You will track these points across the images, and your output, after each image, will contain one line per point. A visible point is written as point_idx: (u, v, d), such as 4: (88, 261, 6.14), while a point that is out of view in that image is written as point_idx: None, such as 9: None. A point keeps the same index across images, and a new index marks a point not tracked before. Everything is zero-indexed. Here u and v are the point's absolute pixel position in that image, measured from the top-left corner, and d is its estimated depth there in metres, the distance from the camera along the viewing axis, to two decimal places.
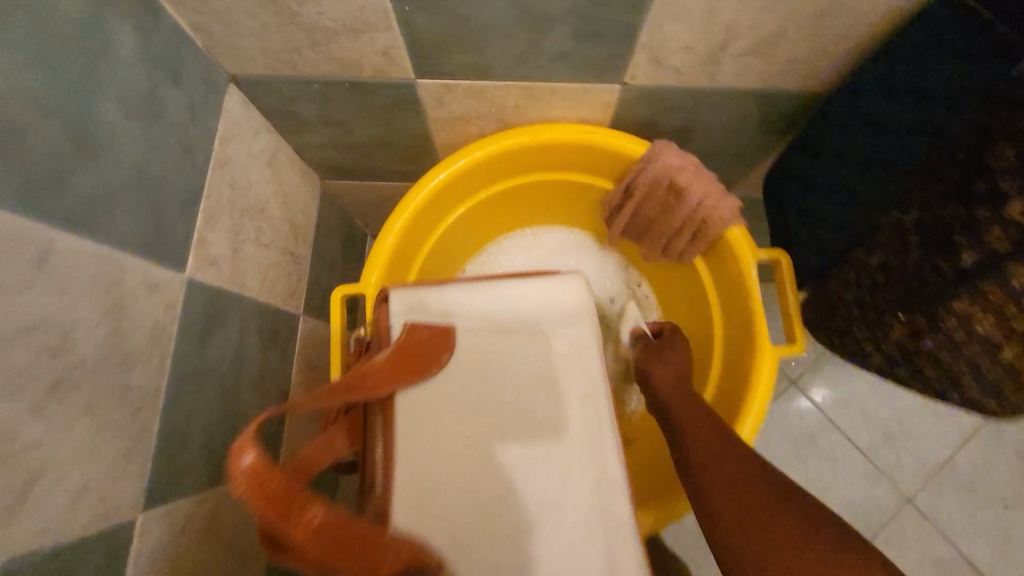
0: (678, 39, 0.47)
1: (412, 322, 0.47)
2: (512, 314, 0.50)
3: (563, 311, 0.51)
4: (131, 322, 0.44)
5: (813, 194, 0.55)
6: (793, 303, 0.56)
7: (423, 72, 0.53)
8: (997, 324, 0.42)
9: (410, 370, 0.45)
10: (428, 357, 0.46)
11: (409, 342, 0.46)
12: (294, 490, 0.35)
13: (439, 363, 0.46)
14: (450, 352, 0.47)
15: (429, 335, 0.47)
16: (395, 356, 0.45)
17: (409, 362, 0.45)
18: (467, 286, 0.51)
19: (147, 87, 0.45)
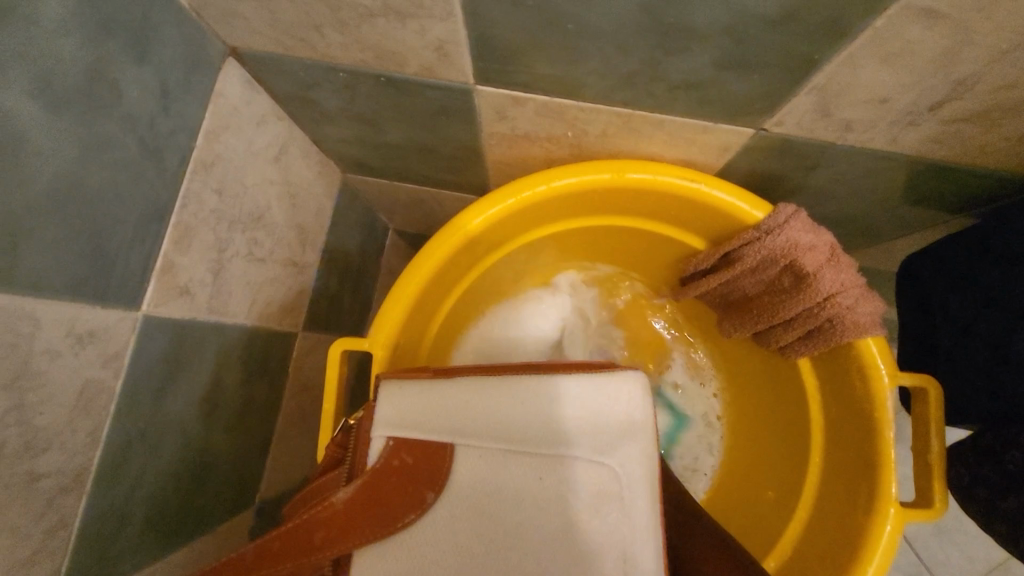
0: (873, 84, 0.31)
1: (401, 438, 0.35)
2: (541, 427, 0.36)
3: (619, 430, 0.37)
4: (47, 389, 0.32)
5: (995, 313, 0.39)
6: (938, 447, 0.42)
7: (486, 77, 0.38)
8: None
9: (369, 523, 0.32)
10: (402, 502, 0.33)
11: (381, 477, 0.33)
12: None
13: (419, 509, 0.33)
14: (436, 491, 0.34)
15: (414, 463, 0.34)
16: (359, 498, 0.33)
17: (373, 510, 0.33)
18: (483, 390, 0.37)
19: (94, 61, 0.31)
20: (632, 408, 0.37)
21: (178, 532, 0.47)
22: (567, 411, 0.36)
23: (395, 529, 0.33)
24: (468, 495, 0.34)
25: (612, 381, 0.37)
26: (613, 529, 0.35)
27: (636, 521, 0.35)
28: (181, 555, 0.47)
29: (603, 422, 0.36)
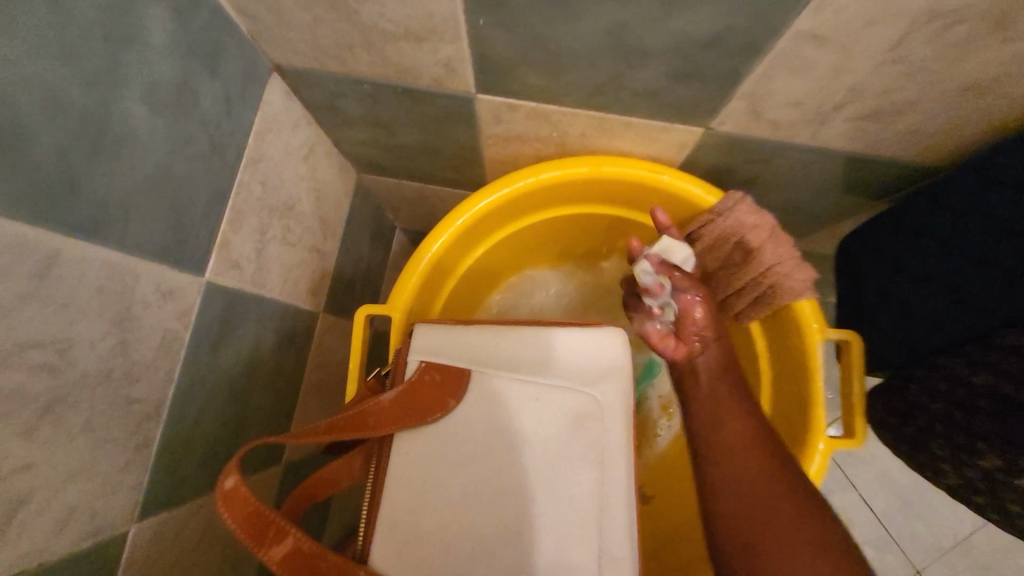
0: (786, 92, 0.40)
1: (430, 363, 0.46)
2: (536, 364, 0.46)
3: (602, 370, 0.46)
4: (140, 334, 0.40)
5: (904, 278, 0.49)
6: (858, 390, 0.50)
7: (485, 88, 0.47)
8: None
9: (409, 416, 0.43)
10: (432, 404, 0.44)
11: (416, 388, 0.44)
12: (268, 516, 0.35)
13: (443, 410, 0.45)
14: (457, 399, 0.45)
15: (440, 378, 0.45)
16: (401, 398, 0.44)
17: (413, 404, 0.44)
18: (495, 334, 0.48)
19: (181, 77, 0.40)
20: (616, 352, 0.46)
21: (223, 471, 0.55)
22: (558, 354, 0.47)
23: (427, 423, 0.44)
24: (477, 407, 0.45)
25: (597, 333, 0.47)
26: (588, 444, 0.44)
27: (608, 442, 0.44)
28: None
29: (591, 362, 0.46)
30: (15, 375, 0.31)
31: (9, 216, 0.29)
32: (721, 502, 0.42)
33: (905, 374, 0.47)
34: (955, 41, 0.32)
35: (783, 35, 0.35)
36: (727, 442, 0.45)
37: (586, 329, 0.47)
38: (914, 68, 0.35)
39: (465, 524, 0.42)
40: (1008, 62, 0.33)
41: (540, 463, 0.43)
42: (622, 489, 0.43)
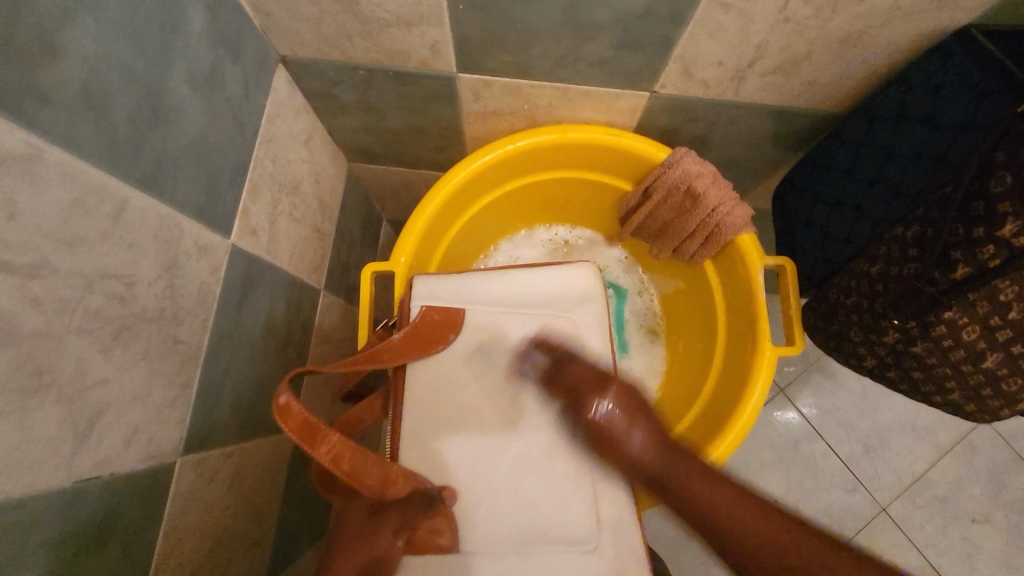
0: (710, 53, 0.50)
1: (429, 306, 0.53)
2: (522, 298, 0.56)
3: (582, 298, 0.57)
4: (184, 281, 0.47)
5: (821, 207, 0.59)
6: (795, 305, 0.59)
7: (465, 66, 0.56)
8: (944, 338, 0.44)
9: (419, 349, 0.51)
10: (436, 337, 0.52)
11: (421, 324, 0.52)
12: (318, 422, 0.42)
13: (445, 340, 0.52)
14: (457, 330, 0.53)
15: (441, 316, 0.52)
16: (411, 333, 0.51)
17: (423, 337, 0.51)
18: (493, 274, 0.56)
19: (212, 62, 0.47)
20: (590, 283, 0.58)
21: (248, 425, 0.61)
22: (539, 288, 0.57)
23: (434, 352, 0.51)
24: (483, 330, 0.53)
25: (572, 268, 0.58)
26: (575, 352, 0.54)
27: (589, 351, 0.54)
28: (249, 443, 0.61)
29: (572, 291, 0.57)
30: (98, 298, 0.38)
31: (94, 163, 0.36)
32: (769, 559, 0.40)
33: (833, 281, 0.55)
34: (825, 2, 0.43)
35: (701, 3, 0.44)
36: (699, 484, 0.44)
37: (565, 266, 0.58)
38: (800, 25, 0.45)
39: (477, 422, 0.49)
40: (867, 16, 0.44)
41: (540, 369, 0.52)
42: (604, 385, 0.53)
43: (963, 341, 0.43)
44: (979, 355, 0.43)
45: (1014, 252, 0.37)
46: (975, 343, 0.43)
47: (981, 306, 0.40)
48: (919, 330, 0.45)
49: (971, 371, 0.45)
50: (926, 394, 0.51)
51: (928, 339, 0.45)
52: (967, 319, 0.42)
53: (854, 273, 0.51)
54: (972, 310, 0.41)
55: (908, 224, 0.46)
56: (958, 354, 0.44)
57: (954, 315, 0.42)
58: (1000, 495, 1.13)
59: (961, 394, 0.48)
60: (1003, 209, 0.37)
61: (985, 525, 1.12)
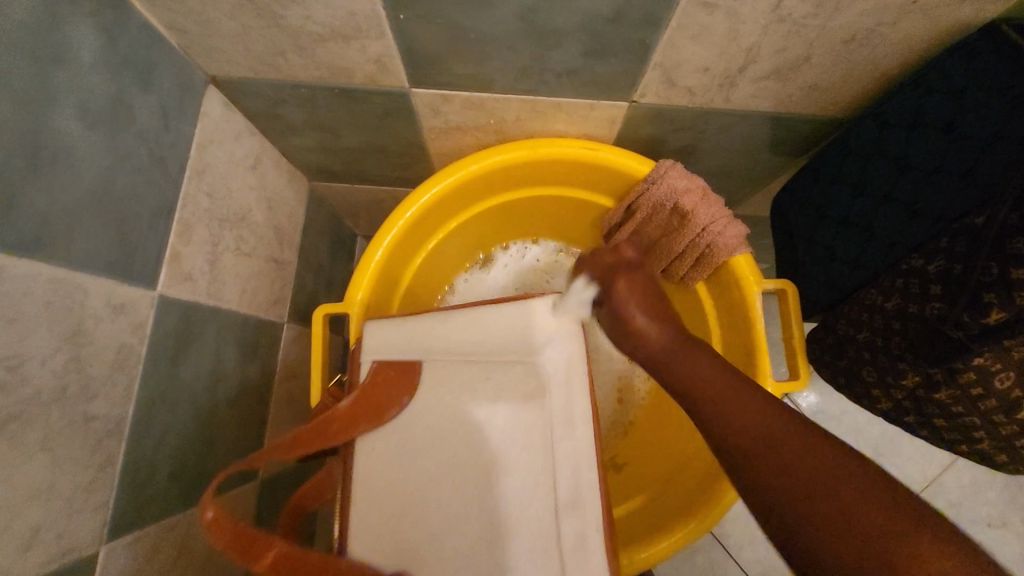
0: (693, 59, 0.43)
1: (380, 363, 0.48)
2: (473, 345, 0.45)
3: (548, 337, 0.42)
4: (94, 349, 0.41)
5: (827, 224, 0.52)
6: (798, 334, 0.53)
7: (417, 81, 0.49)
8: (975, 386, 0.38)
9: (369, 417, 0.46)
10: (387, 402, 0.46)
11: (369, 390, 0.47)
12: (256, 532, 0.40)
13: (399, 406, 0.46)
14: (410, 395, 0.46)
15: (391, 375, 0.47)
16: (357, 401, 0.46)
17: (376, 400, 0.46)
18: (440, 320, 0.47)
19: (113, 92, 0.41)
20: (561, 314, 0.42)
21: (195, 486, 0.55)
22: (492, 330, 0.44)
23: (386, 419, 0.46)
24: (437, 392, 0.45)
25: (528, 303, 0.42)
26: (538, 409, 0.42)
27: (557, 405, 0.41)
28: (199, 506, 0.56)
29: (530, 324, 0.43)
30: None
31: None
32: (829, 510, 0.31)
33: (842, 311, 0.49)
34: None
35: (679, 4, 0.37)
36: (712, 383, 0.38)
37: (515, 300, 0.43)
38: (797, 25, 0.39)
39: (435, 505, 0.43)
40: (875, 12, 0.37)
41: (497, 433, 0.42)
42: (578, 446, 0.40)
43: (995, 390, 0.37)
44: (1013, 404, 0.38)
45: None
46: (1009, 391, 0.37)
47: (1017, 353, 0.34)
48: (943, 376, 0.39)
49: (1004, 420, 0.39)
50: (950, 443, 0.45)
51: (954, 386, 0.39)
52: (1002, 366, 0.36)
53: (866, 305, 0.45)
54: (1008, 356, 0.35)
55: (929, 254, 0.39)
56: (988, 403, 0.38)
57: (986, 362, 0.36)
58: (1017, 498, 1.07)
59: (990, 444, 0.42)
60: None
61: (1002, 530, 1.06)
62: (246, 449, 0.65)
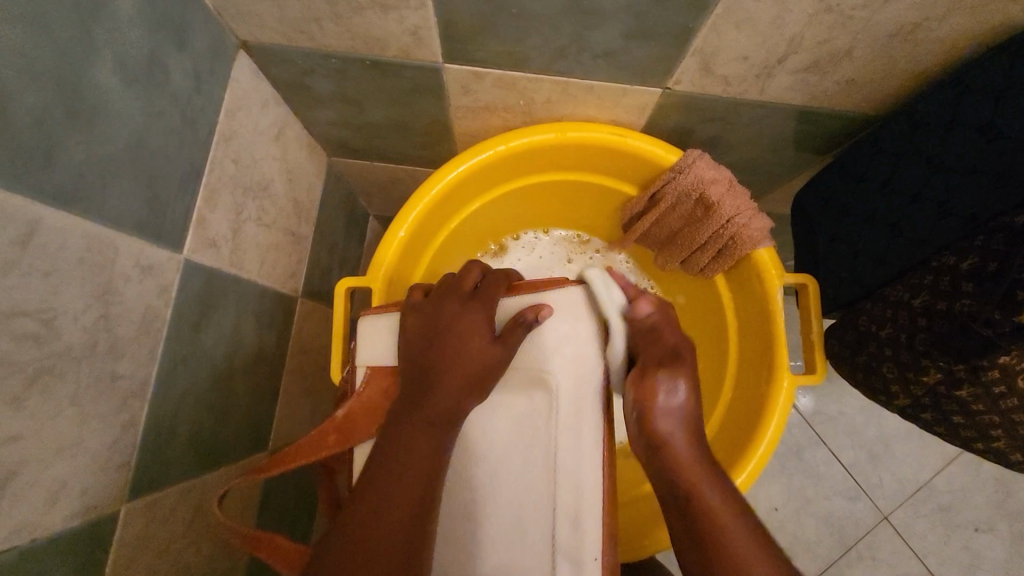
0: (734, 47, 0.43)
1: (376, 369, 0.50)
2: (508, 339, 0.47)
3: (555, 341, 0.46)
4: (122, 309, 0.40)
5: (853, 222, 0.52)
6: (817, 329, 0.53)
7: (452, 57, 0.49)
8: (997, 384, 0.38)
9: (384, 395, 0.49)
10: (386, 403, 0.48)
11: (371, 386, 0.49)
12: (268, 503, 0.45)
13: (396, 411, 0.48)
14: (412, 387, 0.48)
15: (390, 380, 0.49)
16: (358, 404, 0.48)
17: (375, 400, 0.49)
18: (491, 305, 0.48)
19: (150, 50, 0.40)
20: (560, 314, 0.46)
21: (210, 453, 0.56)
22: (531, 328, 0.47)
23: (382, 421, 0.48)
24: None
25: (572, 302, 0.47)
26: (542, 405, 0.46)
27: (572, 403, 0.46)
28: (213, 473, 0.56)
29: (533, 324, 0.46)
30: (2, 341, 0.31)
31: None
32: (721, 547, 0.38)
33: (865, 307, 0.49)
34: None
35: None
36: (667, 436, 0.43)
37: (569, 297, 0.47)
38: (844, 15, 0.39)
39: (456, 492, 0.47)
40: (924, 6, 0.37)
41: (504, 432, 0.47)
42: (579, 437, 0.45)
43: (1018, 388, 0.38)
44: None
45: None
46: None
47: None
48: (966, 373, 0.40)
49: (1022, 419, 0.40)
50: (966, 441, 0.45)
51: (976, 384, 0.40)
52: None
53: (891, 301, 0.45)
54: None
55: (963, 252, 0.40)
56: (1009, 401, 0.39)
57: (1012, 360, 0.36)
58: (1005, 504, 1.09)
59: (1006, 443, 0.43)
60: None
61: (988, 534, 1.08)
62: (258, 419, 0.66)
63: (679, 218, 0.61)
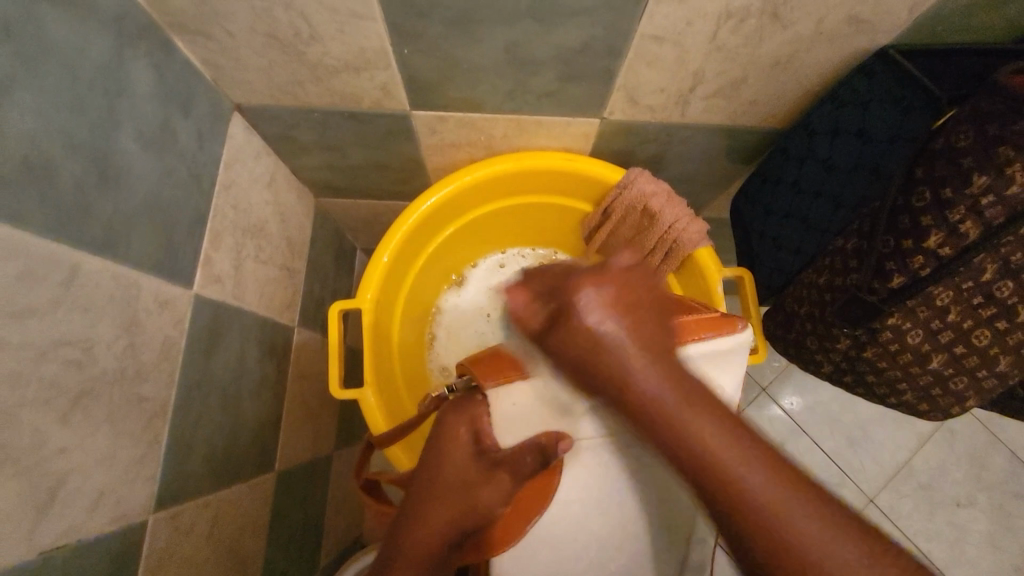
0: (650, 81, 0.52)
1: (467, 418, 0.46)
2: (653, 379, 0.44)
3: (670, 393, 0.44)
4: (145, 338, 0.47)
5: (774, 219, 0.61)
6: (755, 313, 0.61)
7: (417, 104, 0.57)
8: (892, 343, 0.47)
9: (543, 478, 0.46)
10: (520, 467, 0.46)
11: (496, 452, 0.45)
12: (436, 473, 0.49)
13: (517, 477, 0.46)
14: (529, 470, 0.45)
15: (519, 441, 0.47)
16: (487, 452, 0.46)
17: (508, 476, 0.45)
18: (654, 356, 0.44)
19: (162, 118, 0.48)
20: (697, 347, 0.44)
21: (223, 471, 0.61)
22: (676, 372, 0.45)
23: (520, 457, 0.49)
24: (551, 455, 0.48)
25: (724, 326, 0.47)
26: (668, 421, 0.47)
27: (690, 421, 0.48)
28: (227, 489, 0.61)
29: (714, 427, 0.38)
30: (53, 366, 0.38)
31: (41, 234, 0.36)
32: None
33: (788, 296, 0.56)
34: (750, 32, 0.44)
35: (633, 39, 0.46)
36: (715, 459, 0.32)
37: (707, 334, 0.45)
38: (732, 53, 0.47)
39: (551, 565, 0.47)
40: (791, 44, 0.46)
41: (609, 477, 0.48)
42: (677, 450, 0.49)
43: (910, 345, 0.46)
44: (924, 357, 0.47)
45: (942, 262, 0.40)
46: (921, 348, 0.46)
47: (923, 314, 0.43)
48: (867, 337, 0.47)
49: (919, 372, 0.48)
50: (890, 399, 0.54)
51: (877, 344, 0.47)
52: (915, 328, 0.44)
53: (806, 283, 0.53)
54: (915, 317, 0.44)
55: (849, 236, 0.48)
56: (903, 356, 0.47)
57: (900, 322, 0.44)
58: (982, 478, 1.09)
59: (912, 395, 0.51)
60: (925, 222, 0.40)
61: (971, 509, 1.08)
62: (264, 441, 0.71)
63: (628, 223, 0.68)
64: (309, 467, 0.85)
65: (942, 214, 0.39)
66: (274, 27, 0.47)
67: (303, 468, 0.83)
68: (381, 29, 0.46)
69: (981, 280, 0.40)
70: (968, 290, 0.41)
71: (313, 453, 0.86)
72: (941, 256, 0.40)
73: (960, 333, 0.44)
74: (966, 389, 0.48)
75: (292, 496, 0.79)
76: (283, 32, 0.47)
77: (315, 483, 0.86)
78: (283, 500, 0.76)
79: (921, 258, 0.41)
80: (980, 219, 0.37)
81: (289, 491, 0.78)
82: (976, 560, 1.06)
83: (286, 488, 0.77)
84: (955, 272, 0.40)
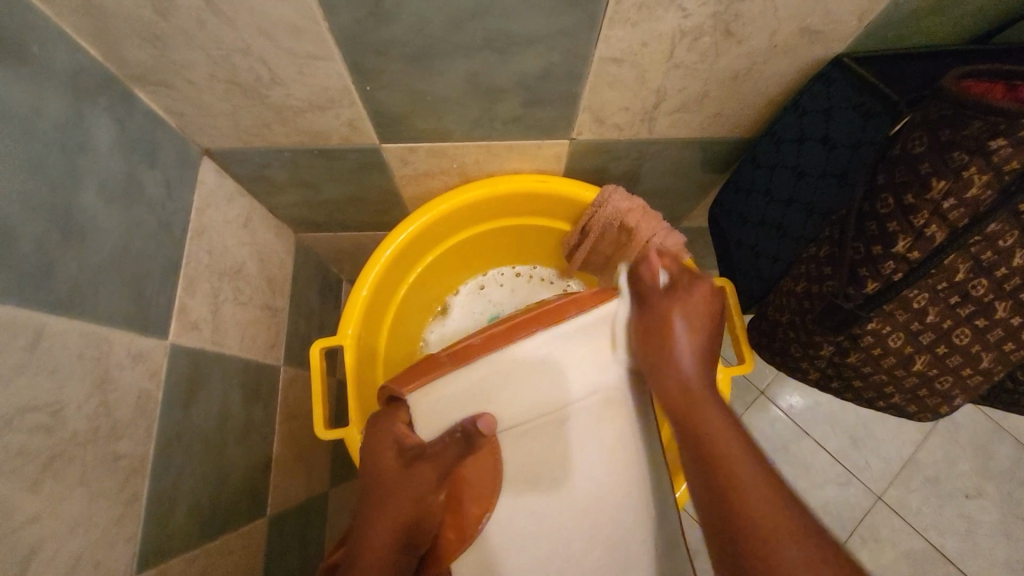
0: (614, 101, 0.52)
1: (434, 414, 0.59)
2: None
3: None
4: (118, 394, 0.46)
5: (750, 226, 0.61)
6: (740, 324, 0.61)
7: (386, 138, 0.58)
8: (874, 348, 0.47)
9: None
10: None
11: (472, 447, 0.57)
12: None
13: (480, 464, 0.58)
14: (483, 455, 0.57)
15: None
16: None
17: None
18: None
19: (126, 171, 0.48)
20: None
21: (210, 521, 0.59)
22: None
23: None
24: None
25: None
26: None
27: None
28: (214, 540, 0.60)
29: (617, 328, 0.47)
30: (19, 433, 0.37)
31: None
32: (759, 542, 0.32)
33: (771, 304, 0.57)
34: (706, 49, 0.45)
35: (592, 62, 0.46)
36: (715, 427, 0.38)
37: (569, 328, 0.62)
38: (690, 69, 0.48)
39: None
40: (748, 58, 0.46)
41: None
42: None
43: (891, 349, 0.46)
44: (907, 360, 0.46)
45: (913, 265, 0.40)
46: (903, 351, 0.46)
47: (901, 317, 0.43)
48: (849, 343, 0.47)
49: (904, 375, 0.48)
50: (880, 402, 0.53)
51: (859, 349, 0.47)
52: (897, 332, 0.44)
53: (785, 292, 0.53)
54: (893, 320, 0.44)
55: (821, 243, 0.48)
56: (887, 360, 0.47)
57: (880, 326, 0.45)
58: (989, 466, 1.08)
59: (900, 397, 0.51)
60: (892, 227, 0.40)
61: (980, 499, 1.06)
62: (253, 486, 0.69)
63: (608, 240, 0.68)
64: (303, 507, 0.83)
65: (908, 219, 0.39)
66: (234, 73, 0.47)
67: (297, 509, 0.81)
68: (342, 69, 0.46)
69: (957, 280, 0.40)
70: (945, 291, 0.41)
71: (307, 492, 0.84)
72: (911, 260, 0.40)
73: (940, 333, 0.43)
74: (954, 388, 0.48)
75: (286, 540, 0.76)
76: (244, 77, 0.47)
77: (311, 524, 0.84)
78: (278, 544, 0.74)
79: (892, 262, 0.41)
80: (945, 221, 0.38)
81: (283, 535, 0.76)
82: (990, 551, 1.04)
83: (280, 531, 0.75)
84: (929, 273, 0.40)
